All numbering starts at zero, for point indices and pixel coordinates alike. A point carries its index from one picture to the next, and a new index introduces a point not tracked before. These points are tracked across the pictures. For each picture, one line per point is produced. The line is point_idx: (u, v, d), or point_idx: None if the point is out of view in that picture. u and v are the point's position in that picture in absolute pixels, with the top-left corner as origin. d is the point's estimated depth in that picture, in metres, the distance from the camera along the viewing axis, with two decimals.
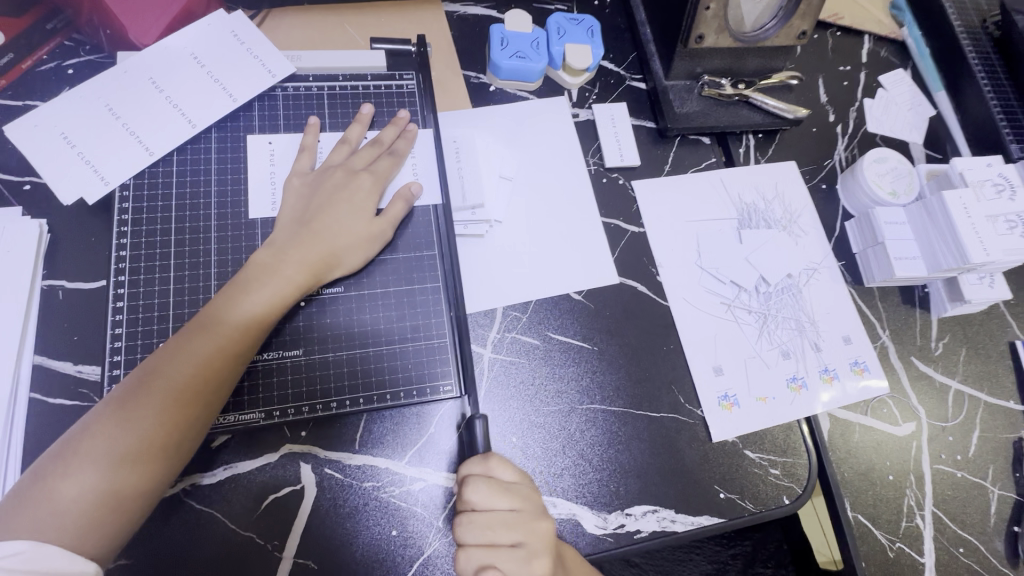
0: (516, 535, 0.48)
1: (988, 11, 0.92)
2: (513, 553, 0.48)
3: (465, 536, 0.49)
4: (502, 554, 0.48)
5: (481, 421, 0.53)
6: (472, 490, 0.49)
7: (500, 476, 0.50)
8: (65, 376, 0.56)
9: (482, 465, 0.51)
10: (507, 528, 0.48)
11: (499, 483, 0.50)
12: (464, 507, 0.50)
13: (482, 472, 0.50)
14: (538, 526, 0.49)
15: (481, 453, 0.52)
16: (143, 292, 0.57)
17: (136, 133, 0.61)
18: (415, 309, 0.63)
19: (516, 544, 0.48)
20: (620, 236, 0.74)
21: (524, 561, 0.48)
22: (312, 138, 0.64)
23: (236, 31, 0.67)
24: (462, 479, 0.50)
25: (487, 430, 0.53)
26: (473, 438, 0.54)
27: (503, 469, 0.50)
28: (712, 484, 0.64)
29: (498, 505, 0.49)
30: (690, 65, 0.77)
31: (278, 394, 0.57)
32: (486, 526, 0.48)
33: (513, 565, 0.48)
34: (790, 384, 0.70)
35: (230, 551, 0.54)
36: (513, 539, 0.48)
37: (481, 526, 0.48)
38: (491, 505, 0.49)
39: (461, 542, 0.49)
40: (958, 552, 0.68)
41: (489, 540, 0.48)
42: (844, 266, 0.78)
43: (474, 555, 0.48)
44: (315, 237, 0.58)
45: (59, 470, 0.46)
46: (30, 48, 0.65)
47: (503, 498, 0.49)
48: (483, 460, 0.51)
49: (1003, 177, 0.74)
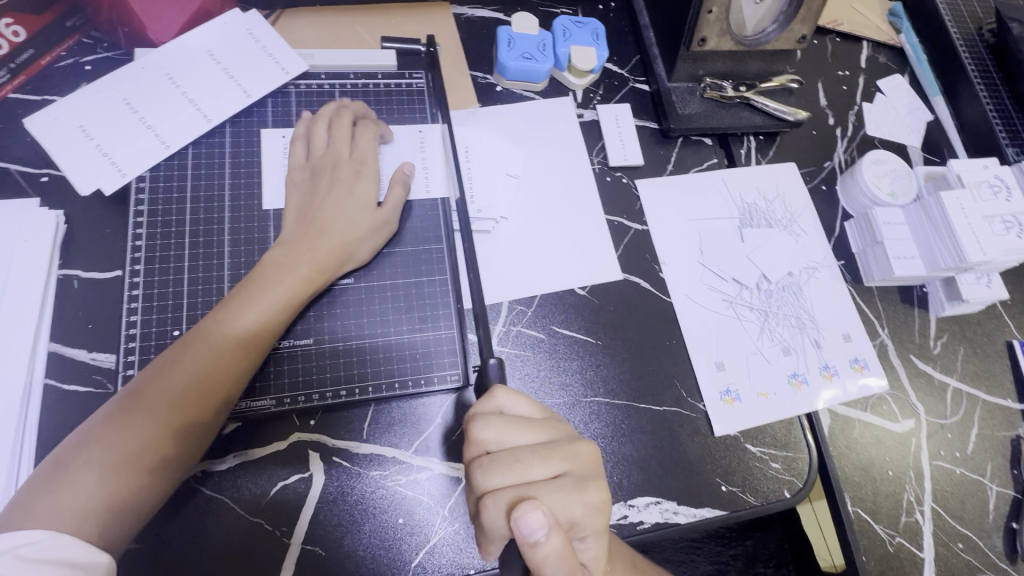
0: (555, 464, 0.47)
1: (984, 18, 0.94)
2: (558, 483, 0.46)
3: (493, 477, 0.45)
4: (544, 488, 0.45)
5: (495, 360, 0.54)
6: (488, 427, 0.48)
7: (510, 409, 0.50)
8: (79, 363, 0.57)
9: (492, 404, 0.50)
10: (542, 457, 0.46)
11: (515, 418, 0.49)
12: (479, 451, 0.48)
13: (492, 411, 0.49)
14: (574, 449, 0.48)
15: (483, 396, 0.51)
16: (159, 281, 0.59)
17: (152, 126, 0.62)
18: (423, 301, 0.64)
19: (557, 475, 0.47)
20: (624, 233, 0.75)
21: (574, 487, 0.46)
22: (305, 129, 0.65)
23: (251, 29, 0.68)
24: (472, 422, 0.49)
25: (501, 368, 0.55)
26: (484, 378, 0.54)
27: (512, 403, 0.50)
28: (715, 477, 0.65)
29: (519, 438, 0.48)
30: (692, 67, 0.79)
31: (289, 382, 0.58)
32: (517, 460, 0.46)
33: (563, 496, 0.45)
34: (791, 380, 0.71)
35: (239, 537, 0.55)
36: (552, 471, 0.46)
37: (508, 459, 0.46)
38: (513, 438, 0.48)
39: (489, 484, 0.45)
40: (957, 547, 0.69)
41: (523, 477, 0.46)
42: (844, 265, 0.80)
43: (513, 495, 0.45)
44: (327, 231, 0.59)
45: (80, 457, 0.47)
46: (49, 45, 0.66)
47: (525, 431, 0.48)
48: (490, 399, 0.50)
49: (999, 179, 0.76)
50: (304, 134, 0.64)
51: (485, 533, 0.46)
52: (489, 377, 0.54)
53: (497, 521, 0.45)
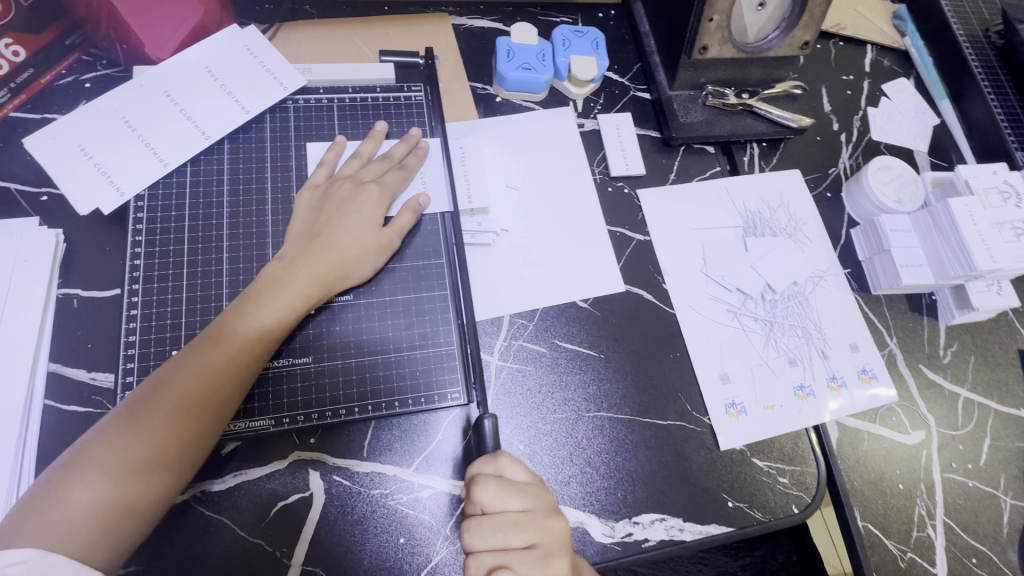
0: (531, 535, 0.48)
1: (991, 20, 0.93)
2: (528, 554, 0.47)
3: (476, 540, 0.48)
4: (516, 557, 0.47)
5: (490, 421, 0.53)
6: (482, 489, 0.49)
7: (512, 476, 0.50)
8: (78, 383, 0.57)
9: (493, 466, 0.50)
10: (518, 530, 0.48)
11: (509, 484, 0.49)
12: (474, 509, 0.50)
13: (493, 471, 0.50)
14: (549, 525, 0.49)
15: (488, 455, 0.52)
16: (157, 300, 0.58)
17: (150, 143, 0.62)
18: (423, 317, 0.63)
19: (531, 545, 0.47)
20: (626, 244, 0.74)
21: (541, 562, 0.47)
22: (335, 156, 0.65)
23: (250, 45, 0.68)
24: (471, 479, 0.50)
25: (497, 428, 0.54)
26: (481, 439, 0.54)
27: (514, 469, 0.51)
28: (720, 493, 0.64)
29: (509, 505, 0.49)
30: (693, 75, 0.78)
31: (288, 401, 0.58)
32: (497, 528, 0.48)
33: (530, 568, 0.47)
34: (798, 392, 0.70)
35: (238, 559, 0.54)
36: (527, 540, 0.48)
37: (491, 528, 0.48)
38: (502, 504, 0.49)
39: (471, 547, 0.48)
40: (970, 562, 0.67)
41: (501, 544, 0.47)
42: (850, 274, 0.78)
43: (488, 561, 0.47)
44: (325, 251, 0.59)
45: (69, 477, 0.47)
46: (50, 63, 0.67)
47: (514, 498, 0.49)
48: (493, 460, 0.51)
49: (1009, 185, 0.74)
50: (334, 161, 0.65)
51: None
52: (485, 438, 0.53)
53: None
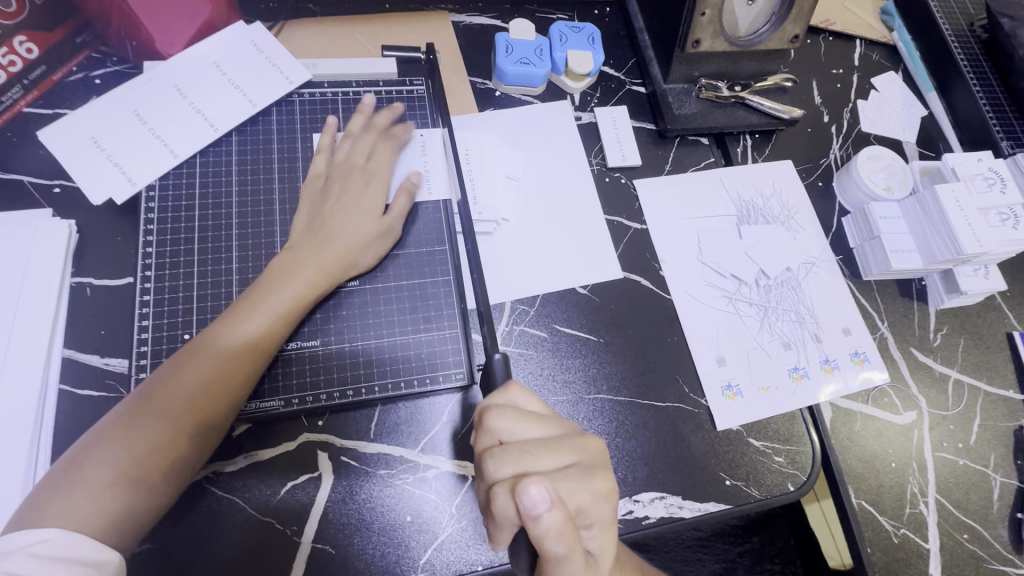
0: (565, 453, 0.47)
1: (975, 14, 0.95)
2: (567, 473, 0.46)
3: (504, 465, 0.45)
4: (552, 474, 0.46)
5: (500, 357, 0.54)
6: (502, 418, 0.48)
7: (524, 405, 0.50)
8: (93, 368, 0.59)
9: (506, 398, 0.50)
10: (553, 448, 0.47)
11: (527, 412, 0.49)
12: (491, 442, 0.48)
13: (505, 403, 0.50)
14: (583, 442, 0.48)
15: (497, 389, 0.51)
16: (169, 287, 0.60)
17: (160, 136, 0.64)
18: (427, 302, 0.65)
19: (567, 464, 0.47)
20: (623, 232, 0.76)
21: (582, 476, 0.46)
22: (329, 142, 0.67)
23: (256, 41, 0.70)
24: (486, 413, 0.49)
25: (505, 365, 0.54)
26: (490, 374, 0.54)
27: (527, 399, 0.51)
28: (718, 472, 0.66)
29: (531, 431, 0.48)
30: (687, 68, 0.81)
31: (297, 383, 0.59)
32: (526, 450, 0.46)
33: (570, 483, 0.46)
34: (792, 373, 0.72)
35: (250, 537, 0.56)
36: (562, 460, 0.47)
37: (519, 449, 0.46)
38: (527, 430, 0.48)
39: (499, 473, 0.45)
40: (962, 538, 0.69)
41: (532, 463, 0.46)
42: (842, 260, 0.80)
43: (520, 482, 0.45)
44: (332, 238, 0.61)
45: (89, 458, 0.48)
46: (61, 61, 0.69)
47: (536, 424, 0.48)
48: (505, 393, 0.50)
49: (994, 172, 0.76)
50: (328, 147, 0.67)
51: (497, 519, 0.45)
52: (493, 374, 0.53)
53: (506, 510, 0.44)
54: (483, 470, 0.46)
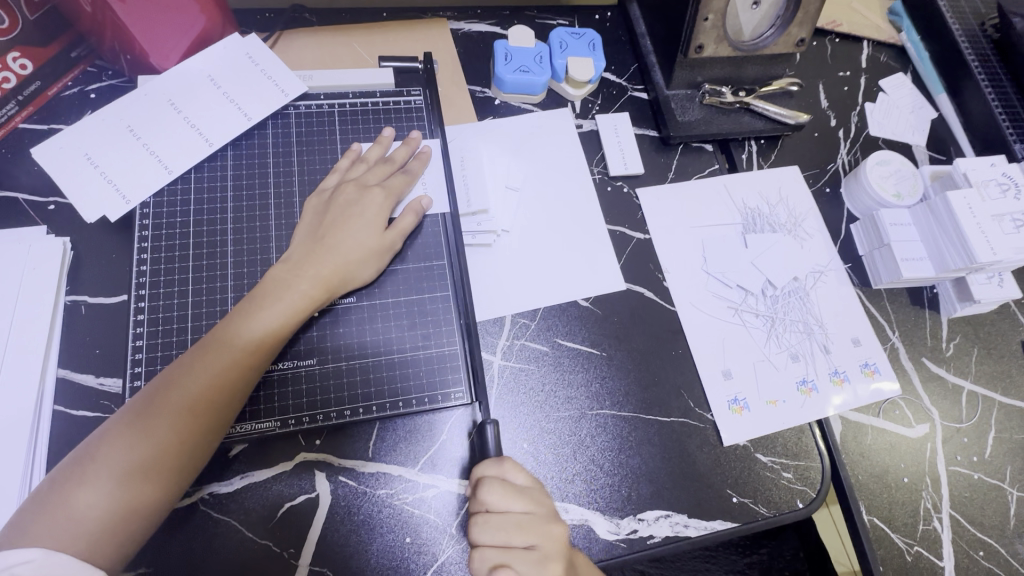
0: (530, 538, 0.50)
1: (987, 14, 0.93)
2: (529, 557, 0.49)
3: (480, 536, 0.50)
4: (517, 557, 0.49)
5: (493, 428, 0.56)
6: (487, 492, 0.50)
7: (513, 480, 0.52)
8: (87, 388, 0.58)
9: (496, 470, 0.52)
10: (523, 532, 0.50)
11: (513, 488, 0.51)
12: (478, 508, 0.51)
13: (496, 475, 0.52)
14: (552, 530, 0.51)
15: (493, 458, 0.53)
16: (163, 305, 0.60)
17: (155, 151, 0.63)
18: (426, 318, 0.64)
19: (532, 548, 0.49)
20: (626, 243, 0.75)
21: (539, 564, 0.49)
22: (347, 163, 0.67)
23: (251, 53, 0.69)
24: (478, 481, 0.52)
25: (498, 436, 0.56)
26: (484, 443, 0.56)
27: (517, 473, 0.52)
28: (725, 489, 0.64)
29: (512, 507, 0.50)
30: (690, 73, 0.79)
31: (293, 403, 0.58)
32: (500, 528, 0.49)
33: (529, 569, 0.49)
34: (800, 387, 0.70)
35: (245, 560, 0.55)
36: (528, 543, 0.49)
37: (495, 526, 0.50)
38: (507, 505, 0.50)
39: (476, 541, 0.50)
40: (978, 555, 0.67)
41: (502, 542, 0.49)
42: (850, 268, 0.79)
43: (490, 556, 0.49)
44: (328, 253, 0.60)
45: (76, 477, 0.48)
46: (55, 75, 0.68)
47: (517, 501, 0.50)
48: (497, 465, 0.52)
49: (1008, 177, 0.74)
50: (343, 167, 0.67)
51: None
52: (486, 443, 0.56)
53: None
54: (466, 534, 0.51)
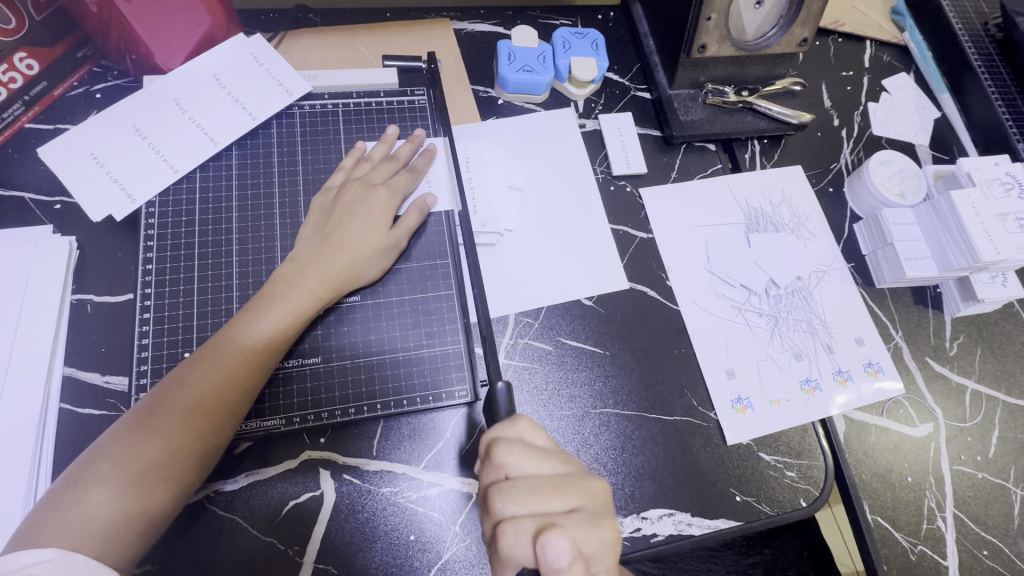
0: (572, 497, 0.48)
1: (990, 13, 0.93)
2: (576, 516, 0.47)
3: (511, 504, 0.47)
4: (562, 518, 0.46)
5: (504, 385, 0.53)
6: (509, 453, 0.49)
7: (531, 439, 0.51)
8: (93, 386, 0.58)
9: (512, 430, 0.51)
10: (561, 491, 0.47)
11: (534, 448, 0.50)
12: (498, 475, 0.49)
13: (513, 436, 0.50)
14: (589, 485, 0.49)
15: (503, 421, 0.52)
16: (169, 305, 0.60)
17: (160, 150, 0.64)
18: (430, 317, 0.64)
19: (574, 509, 0.47)
20: (629, 242, 0.75)
21: (591, 522, 0.47)
22: (351, 162, 0.67)
23: (256, 53, 0.69)
24: (494, 446, 0.50)
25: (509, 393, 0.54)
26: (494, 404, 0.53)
27: (534, 433, 0.51)
28: (729, 487, 0.64)
29: (540, 468, 0.49)
30: (693, 73, 0.79)
31: (298, 401, 0.59)
32: (535, 489, 0.47)
33: (581, 529, 0.46)
34: (804, 386, 0.70)
35: (251, 558, 0.55)
36: (569, 504, 0.47)
37: (527, 490, 0.47)
38: (534, 467, 0.49)
39: (507, 511, 0.46)
40: (982, 554, 0.67)
41: (541, 507, 0.47)
42: (854, 268, 0.79)
43: (530, 523, 0.46)
44: (333, 252, 0.60)
45: (87, 477, 0.48)
46: (62, 76, 0.68)
47: (544, 461, 0.49)
48: (511, 424, 0.51)
49: (1012, 176, 0.74)
50: (347, 166, 0.67)
51: (501, 560, 0.46)
52: (497, 402, 0.53)
53: (514, 550, 0.45)
54: (491, 506, 0.47)
